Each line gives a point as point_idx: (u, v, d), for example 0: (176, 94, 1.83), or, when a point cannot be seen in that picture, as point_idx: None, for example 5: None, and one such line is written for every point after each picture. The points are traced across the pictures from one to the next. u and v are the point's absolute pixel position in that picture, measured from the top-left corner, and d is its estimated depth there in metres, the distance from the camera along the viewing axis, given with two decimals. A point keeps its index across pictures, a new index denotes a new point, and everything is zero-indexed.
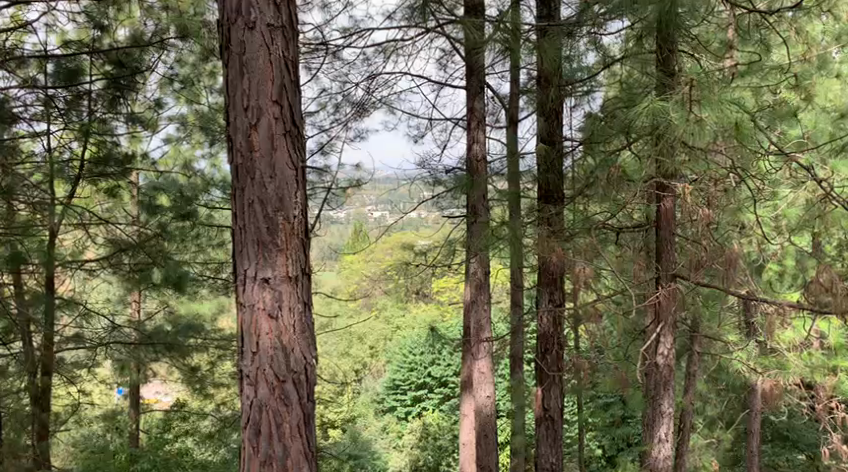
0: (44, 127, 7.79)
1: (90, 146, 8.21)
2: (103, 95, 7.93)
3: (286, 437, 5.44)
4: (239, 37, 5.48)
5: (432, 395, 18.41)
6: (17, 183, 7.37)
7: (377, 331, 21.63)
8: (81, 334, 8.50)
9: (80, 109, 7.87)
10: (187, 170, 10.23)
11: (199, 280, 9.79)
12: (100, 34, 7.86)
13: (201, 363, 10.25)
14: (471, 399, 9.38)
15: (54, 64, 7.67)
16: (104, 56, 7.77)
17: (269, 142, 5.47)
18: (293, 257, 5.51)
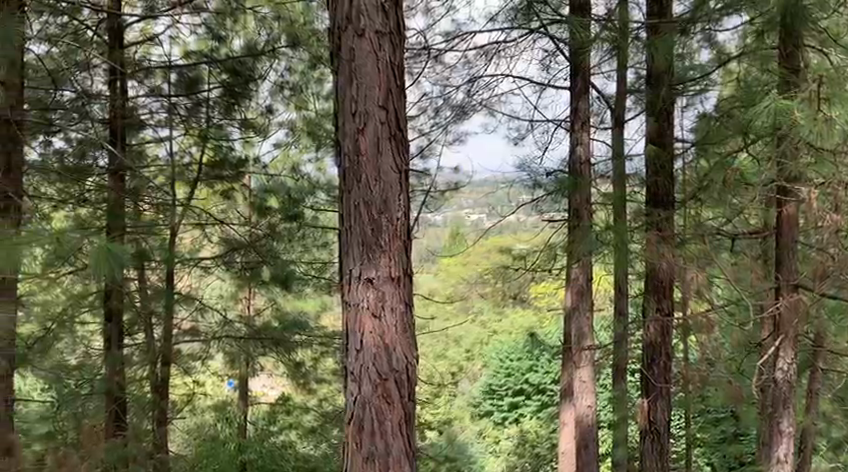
0: (166, 133, 8.52)
1: (208, 151, 9.05)
2: (220, 102, 8.54)
3: (388, 435, 5.54)
4: (349, 44, 5.62)
5: (529, 402, 18.62)
6: (143, 185, 8.26)
7: (474, 335, 21.56)
8: (196, 327, 9.34)
9: (198, 115, 8.51)
10: (294, 174, 10.40)
11: (304, 279, 10.15)
12: (217, 44, 8.52)
13: (305, 359, 10.60)
14: (571, 407, 9.18)
15: (177, 73, 8.38)
16: (220, 65, 8.41)
17: (375, 146, 5.60)
18: (396, 258, 5.62)
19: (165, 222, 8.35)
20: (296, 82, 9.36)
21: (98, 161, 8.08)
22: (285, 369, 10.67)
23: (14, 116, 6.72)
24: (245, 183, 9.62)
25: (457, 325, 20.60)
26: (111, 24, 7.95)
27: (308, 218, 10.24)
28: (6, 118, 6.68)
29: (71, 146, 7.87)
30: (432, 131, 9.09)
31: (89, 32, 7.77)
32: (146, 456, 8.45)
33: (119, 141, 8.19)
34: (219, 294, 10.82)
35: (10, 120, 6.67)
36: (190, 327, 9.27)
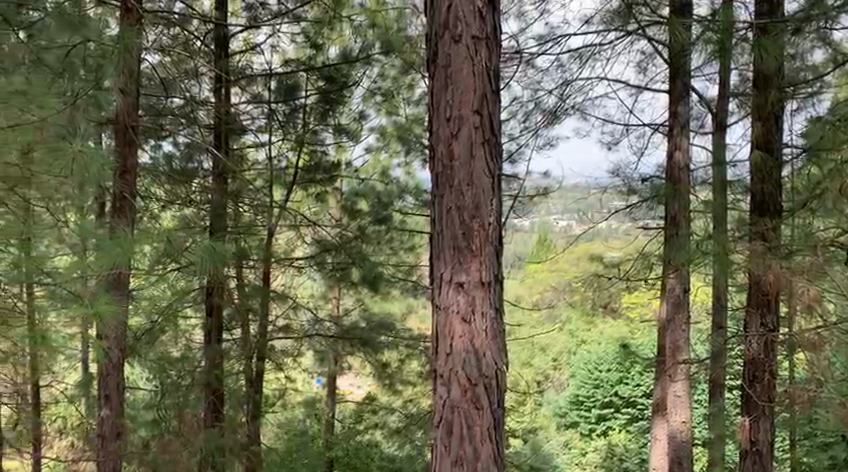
0: (266, 138, 9.33)
1: (304, 155, 9.74)
2: (314, 108, 9.32)
3: (476, 439, 5.49)
4: (445, 50, 5.55)
5: (618, 415, 18.21)
6: (244, 187, 9.12)
7: (561, 343, 21.00)
8: (289, 326, 9.72)
9: (295, 122, 9.29)
10: (384, 178, 10.60)
11: (391, 281, 10.34)
12: (313, 52, 9.10)
13: (391, 360, 10.79)
14: (663, 422, 8.69)
15: (276, 81, 9.00)
16: (316, 72, 9.11)
17: (468, 151, 5.52)
18: (487, 263, 5.54)
19: (264, 222, 9.17)
20: (388, 88, 9.84)
21: (203, 165, 8.89)
22: (370, 368, 10.97)
23: (131, 122, 7.38)
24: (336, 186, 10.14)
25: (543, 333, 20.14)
26: (219, 33, 8.50)
27: (396, 222, 10.56)
28: (124, 123, 7.36)
29: (178, 149, 8.73)
30: (523, 135, 9.13)
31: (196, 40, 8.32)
32: (239, 447, 9.18)
33: (223, 144, 8.75)
34: (310, 293, 10.98)
35: (128, 125, 7.34)
36: (283, 325, 9.71)
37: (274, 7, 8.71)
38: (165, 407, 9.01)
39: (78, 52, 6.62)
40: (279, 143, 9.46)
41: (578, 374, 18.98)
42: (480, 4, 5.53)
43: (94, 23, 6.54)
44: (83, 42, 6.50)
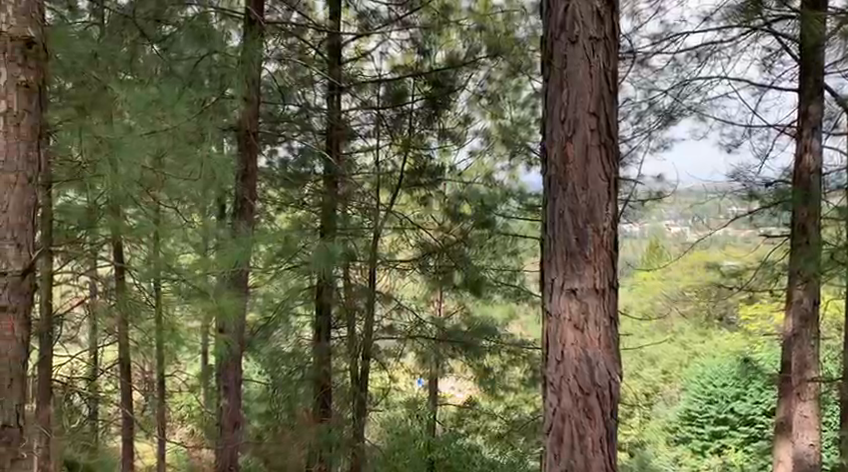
0: (374, 142, 10.32)
1: (410, 160, 10.35)
2: (421, 112, 10.06)
3: (588, 449, 5.89)
4: (563, 52, 6.00)
5: (735, 433, 17.61)
6: (354, 189, 10.20)
7: (672, 355, 20.19)
8: (395, 327, 10.40)
9: (401, 126, 10.12)
10: (489, 183, 10.70)
11: (494, 285, 10.64)
12: (422, 57, 9.90)
13: (494, 365, 11.10)
14: (789, 443, 8.80)
15: (386, 87, 9.96)
16: (423, 78, 9.89)
17: (584, 153, 5.94)
18: (600, 271, 5.94)
19: (370, 225, 10.02)
20: (494, 91, 10.07)
21: (316, 169, 10.16)
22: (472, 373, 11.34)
23: (253, 128, 8.47)
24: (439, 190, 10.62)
25: (652, 343, 19.63)
26: (332, 42, 9.79)
27: (499, 225, 10.62)
28: (248, 129, 8.45)
29: (294, 154, 10.25)
30: (635, 137, 8.86)
31: (312, 48, 9.72)
32: (347, 443, 10.03)
33: (334, 149, 10.04)
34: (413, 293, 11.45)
35: (251, 130, 8.44)
36: (389, 326, 10.40)
37: (384, 16, 9.82)
38: (278, 400, 10.17)
39: (206, 63, 8.15)
40: (387, 147, 10.35)
41: (689, 390, 18.60)
42: (598, 5, 5.95)
43: (218, 35, 8.03)
44: (209, 51, 8.01)
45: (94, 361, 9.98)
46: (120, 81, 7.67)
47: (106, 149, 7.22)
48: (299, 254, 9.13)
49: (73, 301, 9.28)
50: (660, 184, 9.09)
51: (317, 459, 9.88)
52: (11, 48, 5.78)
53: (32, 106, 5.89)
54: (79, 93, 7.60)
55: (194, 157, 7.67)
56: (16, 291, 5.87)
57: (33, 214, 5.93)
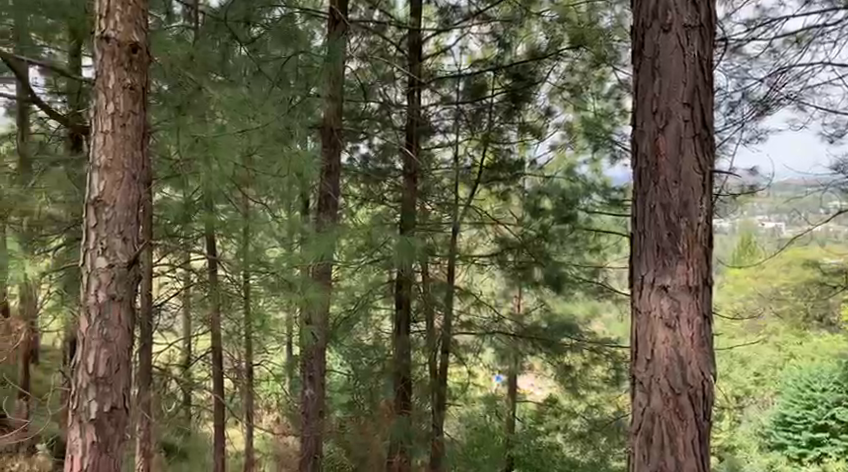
0: (453, 137, 10.80)
1: (489, 154, 10.97)
2: (501, 107, 10.52)
3: (679, 450, 5.98)
4: (655, 41, 6.14)
5: (835, 441, 17.36)
6: (432, 186, 10.80)
7: (764, 358, 20.00)
8: (472, 322, 11.12)
9: (482, 121, 10.61)
10: (570, 177, 11.01)
11: (574, 282, 10.59)
12: (502, 50, 10.21)
13: (575, 363, 11.22)
14: None
15: (465, 83, 10.45)
16: (504, 72, 10.31)
17: (677, 144, 6.06)
18: (693, 267, 6.02)
19: (449, 219, 10.64)
20: (576, 83, 10.28)
21: (396, 164, 10.87)
22: (553, 370, 11.48)
23: (335, 126, 9.60)
24: (518, 185, 11.16)
25: (744, 344, 19.10)
26: (412, 39, 10.30)
27: (580, 221, 10.84)
28: (330, 127, 9.61)
29: (373, 150, 10.95)
30: (728, 130, 8.46)
31: (392, 46, 10.46)
32: (426, 436, 11.10)
33: (413, 143, 10.53)
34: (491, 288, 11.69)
35: (333, 126, 9.59)
36: (467, 321, 11.13)
37: (465, 10, 10.22)
38: (360, 393, 11.11)
39: (293, 62, 8.91)
40: (466, 142, 10.87)
41: (786, 393, 18.12)
42: None
43: (301, 36, 8.91)
44: (294, 51, 8.88)
45: (187, 349, 10.72)
46: (212, 82, 8.13)
47: (201, 148, 7.82)
48: (381, 249, 9.61)
49: (169, 293, 10.00)
50: (752, 178, 8.89)
51: (399, 447, 10.98)
52: (119, 51, 6.92)
53: (137, 109, 7.02)
54: (175, 95, 8.03)
55: (283, 153, 8.22)
56: (122, 280, 6.96)
57: (137, 207, 7.04)
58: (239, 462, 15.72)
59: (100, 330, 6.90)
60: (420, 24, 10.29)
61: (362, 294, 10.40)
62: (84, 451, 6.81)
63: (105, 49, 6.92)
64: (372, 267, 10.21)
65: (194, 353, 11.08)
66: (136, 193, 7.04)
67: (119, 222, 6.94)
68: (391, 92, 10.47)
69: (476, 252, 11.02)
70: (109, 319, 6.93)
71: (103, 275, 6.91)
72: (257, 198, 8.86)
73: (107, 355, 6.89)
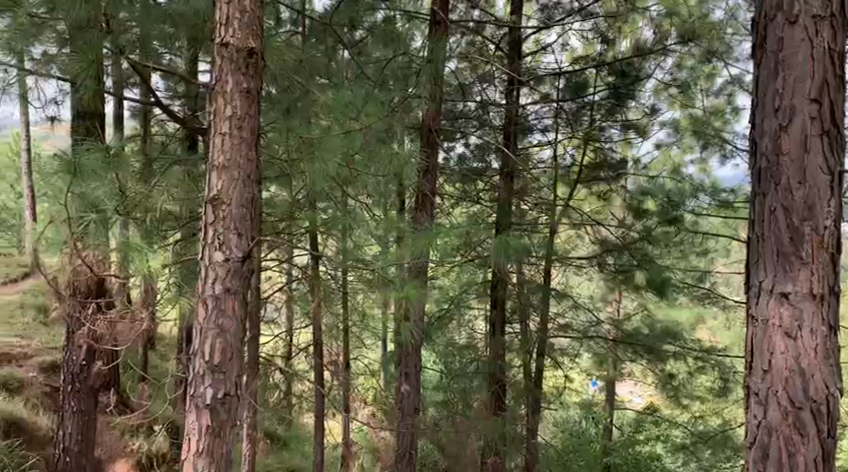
0: (552, 136, 10.64)
1: (590, 153, 10.75)
2: (602, 105, 10.28)
3: (799, 466, 6.00)
4: (780, 34, 6.13)
5: None
6: (528, 185, 10.63)
7: None
8: (569, 325, 10.82)
9: (582, 119, 10.39)
10: (674, 177, 10.55)
11: (679, 287, 10.18)
12: (606, 46, 10.02)
13: (678, 371, 10.84)
14: None
15: (565, 81, 10.25)
16: (607, 68, 10.06)
17: (803, 144, 6.06)
18: (816, 275, 6.05)
19: (547, 219, 10.50)
20: (684, 80, 9.90)
21: (493, 163, 10.75)
22: (655, 378, 11.09)
23: (434, 125, 9.62)
24: (622, 184, 10.74)
25: None
26: (513, 37, 10.21)
27: (686, 223, 10.33)
28: (429, 126, 9.63)
29: (470, 149, 10.89)
30: None
31: (492, 45, 10.31)
32: (519, 438, 10.81)
33: (510, 142, 10.49)
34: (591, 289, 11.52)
35: (432, 126, 9.59)
36: (565, 324, 10.85)
37: (568, 6, 10.07)
38: (453, 392, 11.02)
39: (393, 65, 9.53)
40: (565, 141, 10.65)
41: None
42: None
43: (402, 38, 9.42)
44: (395, 53, 9.50)
45: (290, 342, 10.89)
46: (320, 85, 8.83)
47: (307, 149, 8.48)
48: (477, 248, 9.71)
49: (274, 288, 10.24)
50: None
51: (492, 449, 10.79)
52: (237, 56, 7.29)
53: (253, 111, 7.39)
54: (287, 97, 8.58)
55: (380, 155, 8.78)
56: (237, 274, 7.30)
57: (251, 205, 7.40)
58: (339, 456, 15.77)
59: (216, 320, 7.27)
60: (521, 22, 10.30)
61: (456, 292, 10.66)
62: (199, 435, 7.20)
63: (223, 56, 7.31)
64: (469, 267, 10.15)
65: (297, 345, 11.27)
66: (250, 192, 7.41)
67: (235, 219, 7.30)
68: (489, 92, 10.56)
69: (573, 252, 11.00)
70: (223, 310, 7.28)
71: (220, 269, 7.27)
72: (357, 199, 9.44)
73: (221, 344, 7.26)
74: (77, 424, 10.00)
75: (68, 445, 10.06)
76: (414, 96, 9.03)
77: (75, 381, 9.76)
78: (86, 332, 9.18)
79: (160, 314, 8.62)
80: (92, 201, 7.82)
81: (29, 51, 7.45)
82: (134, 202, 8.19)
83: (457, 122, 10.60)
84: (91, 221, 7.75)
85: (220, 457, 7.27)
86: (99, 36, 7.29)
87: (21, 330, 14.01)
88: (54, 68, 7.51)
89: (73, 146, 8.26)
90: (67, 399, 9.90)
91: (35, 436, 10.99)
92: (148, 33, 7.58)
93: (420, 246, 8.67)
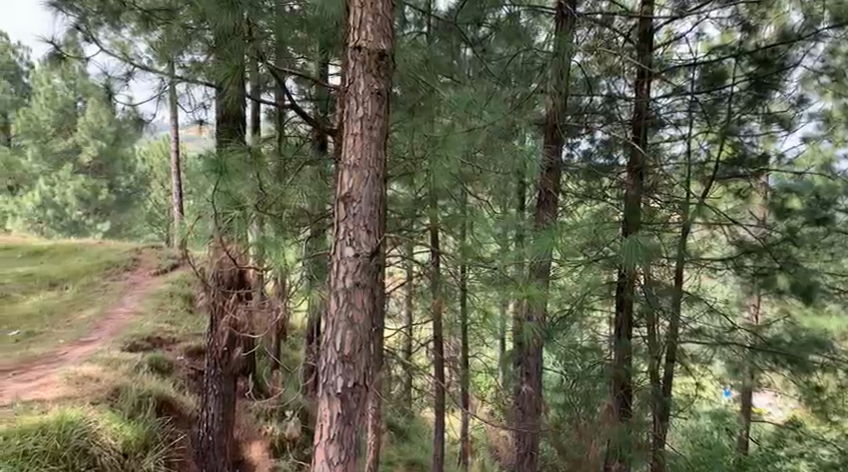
0: (686, 130, 10.05)
1: (727, 149, 9.97)
2: (742, 97, 9.58)
3: None
4: None
5: None
6: (659, 181, 10.12)
7: None
8: (703, 330, 10.27)
9: (719, 112, 9.71)
10: (826, 170, 9.91)
11: (829, 292, 9.53)
12: (746, 35, 9.37)
13: (825, 383, 10.17)
14: None
15: (700, 71, 9.70)
16: (747, 57, 9.41)
17: None
18: None
19: (679, 220, 9.83)
20: (838, 67, 9.21)
21: (620, 160, 10.43)
22: (798, 390, 10.40)
23: (558, 121, 9.31)
24: (762, 181, 9.94)
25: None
26: (644, 28, 9.78)
27: (839, 223, 9.70)
28: (551, 123, 9.33)
29: (594, 146, 10.55)
30: None
31: (620, 37, 9.84)
32: (646, 446, 10.34)
33: (639, 137, 10.00)
34: (727, 295, 11.01)
35: (555, 123, 9.31)
36: (697, 329, 10.30)
37: None
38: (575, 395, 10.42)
39: (515, 61, 9.21)
40: (700, 136, 10.02)
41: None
42: None
43: (525, 35, 9.13)
44: (517, 50, 9.14)
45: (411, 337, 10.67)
46: (442, 83, 8.81)
47: (431, 145, 8.43)
48: (606, 248, 9.40)
49: (396, 284, 10.09)
50: None
51: (616, 456, 10.34)
52: (369, 59, 7.70)
53: (382, 112, 7.77)
54: (410, 96, 8.58)
55: (503, 151, 8.57)
56: (366, 269, 7.71)
57: (380, 203, 7.77)
58: (460, 454, 15.41)
59: (347, 313, 7.68)
60: (653, 12, 9.71)
61: (578, 295, 9.92)
62: (331, 422, 7.61)
63: (356, 58, 7.71)
64: (597, 267, 9.73)
65: (420, 340, 11.11)
66: (378, 191, 7.77)
67: (364, 217, 7.69)
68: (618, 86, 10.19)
69: (706, 254, 10.36)
70: (353, 302, 7.69)
71: (350, 263, 7.68)
72: (479, 195, 9.18)
73: (353, 335, 7.66)
74: (219, 404, 9.91)
75: (210, 424, 9.96)
76: (537, 91, 8.80)
77: (218, 364, 9.78)
78: (227, 321, 9.40)
79: (294, 306, 8.36)
80: (236, 199, 7.97)
81: (179, 58, 8.45)
82: (273, 200, 8.20)
83: (582, 116, 10.22)
84: (235, 217, 7.95)
85: (350, 443, 7.65)
86: (242, 43, 7.80)
87: (166, 303, 13.98)
88: (200, 75, 8.47)
89: (217, 149, 8.35)
90: (210, 382, 9.87)
91: (183, 414, 10.33)
92: (283, 39, 8.07)
93: (545, 244, 8.37)
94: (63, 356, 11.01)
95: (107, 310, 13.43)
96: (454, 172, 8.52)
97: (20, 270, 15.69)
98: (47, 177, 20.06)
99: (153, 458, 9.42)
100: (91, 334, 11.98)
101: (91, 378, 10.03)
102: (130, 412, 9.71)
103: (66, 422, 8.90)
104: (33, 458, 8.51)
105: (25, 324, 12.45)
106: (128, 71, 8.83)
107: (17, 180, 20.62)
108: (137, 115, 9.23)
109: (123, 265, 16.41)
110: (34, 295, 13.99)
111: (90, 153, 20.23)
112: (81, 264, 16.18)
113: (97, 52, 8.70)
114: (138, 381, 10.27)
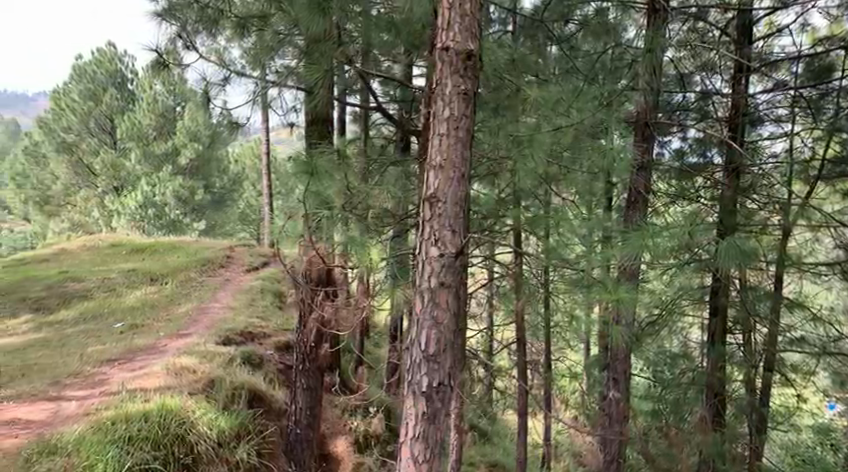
0: (788, 127, 9.44)
1: (833, 147, 9.18)
2: None
3: None
4: None
5: None
6: (756, 181, 9.53)
7: None
8: (805, 338, 9.53)
9: (825, 108, 9.06)
10: None
11: None
12: None
13: None
14: None
15: (805, 64, 9.14)
16: None
17: None
18: None
19: (779, 222, 9.18)
20: None
21: (715, 159, 9.89)
22: None
23: (648, 118, 8.62)
24: None
25: None
26: (742, 20, 9.31)
27: None
28: (641, 121, 8.66)
29: (687, 144, 10.06)
30: None
31: (716, 30, 9.40)
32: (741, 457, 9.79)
33: (737, 137, 9.52)
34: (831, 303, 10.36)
35: (646, 121, 8.63)
36: (799, 337, 9.56)
37: None
38: (665, 403, 10.24)
39: (604, 58, 8.97)
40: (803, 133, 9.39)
41: None
42: None
43: (613, 30, 8.68)
44: (605, 46, 8.78)
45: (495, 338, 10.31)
46: (527, 83, 8.39)
47: (518, 144, 8.08)
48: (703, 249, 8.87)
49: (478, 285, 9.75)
50: None
51: (709, 466, 9.87)
52: (456, 59, 7.34)
53: (469, 113, 7.39)
54: (494, 97, 8.26)
55: (589, 151, 8.29)
56: (451, 269, 7.36)
57: (465, 203, 7.39)
58: (543, 458, 14.96)
59: (431, 312, 7.34)
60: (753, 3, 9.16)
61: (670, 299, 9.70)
62: (415, 421, 7.31)
63: (444, 59, 7.35)
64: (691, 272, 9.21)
65: (507, 342, 10.75)
66: (464, 190, 7.41)
67: (449, 218, 7.34)
68: (714, 81, 9.64)
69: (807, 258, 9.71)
70: (437, 302, 7.34)
71: (434, 263, 7.34)
72: (561, 195, 8.85)
73: (437, 335, 7.32)
74: (307, 399, 9.66)
75: (297, 418, 9.68)
76: (628, 89, 8.51)
77: (306, 359, 9.49)
78: (316, 319, 9.20)
79: (378, 305, 8.24)
80: (324, 199, 7.67)
81: (271, 64, 8.08)
82: (359, 200, 7.90)
83: (672, 114, 9.80)
84: (324, 217, 7.65)
85: (436, 443, 7.33)
86: (333, 47, 7.69)
87: (257, 300, 13.90)
88: (290, 80, 8.06)
89: (309, 149, 8.26)
90: (298, 376, 9.63)
91: (274, 406, 10.03)
92: (371, 42, 7.86)
93: (633, 246, 8.01)
94: (163, 347, 10.94)
95: (204, 304, 13.39)
96: (541, 173, 8.18)
97: (123, 264, 15.73)
98: (149, 176, 19.81)
99: (245, 448, 9.15)
100: (189, 327, 11.90)
101: (188, 369, 9.85)
102: (224, 403, 9.48)
103: (167, 410, 8.87)
104: (138, 442, 8.56)
105: (127, 315, 12.47)
106: (225, 76, 8.41)
107: (122, 181, 20.30)
108: (229, 121, 8.58)
109: (218, 263, 16.40)
110: (137, 288, 13.97)
111: (187, 154, 20.08)
112: (177, 260, 16.19)
113: (195, 59, 8.48)
114: (232, 372, 10.05)
